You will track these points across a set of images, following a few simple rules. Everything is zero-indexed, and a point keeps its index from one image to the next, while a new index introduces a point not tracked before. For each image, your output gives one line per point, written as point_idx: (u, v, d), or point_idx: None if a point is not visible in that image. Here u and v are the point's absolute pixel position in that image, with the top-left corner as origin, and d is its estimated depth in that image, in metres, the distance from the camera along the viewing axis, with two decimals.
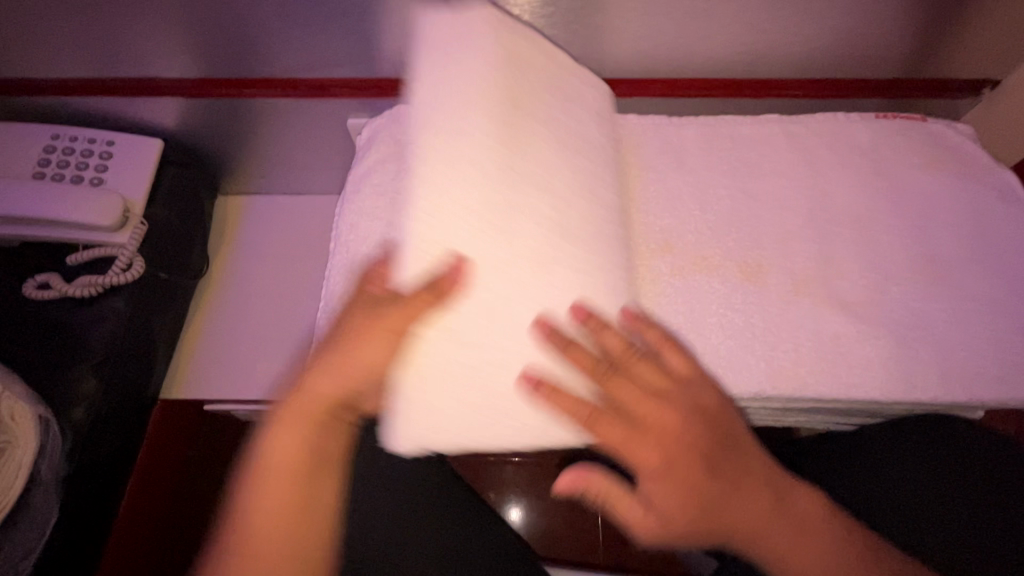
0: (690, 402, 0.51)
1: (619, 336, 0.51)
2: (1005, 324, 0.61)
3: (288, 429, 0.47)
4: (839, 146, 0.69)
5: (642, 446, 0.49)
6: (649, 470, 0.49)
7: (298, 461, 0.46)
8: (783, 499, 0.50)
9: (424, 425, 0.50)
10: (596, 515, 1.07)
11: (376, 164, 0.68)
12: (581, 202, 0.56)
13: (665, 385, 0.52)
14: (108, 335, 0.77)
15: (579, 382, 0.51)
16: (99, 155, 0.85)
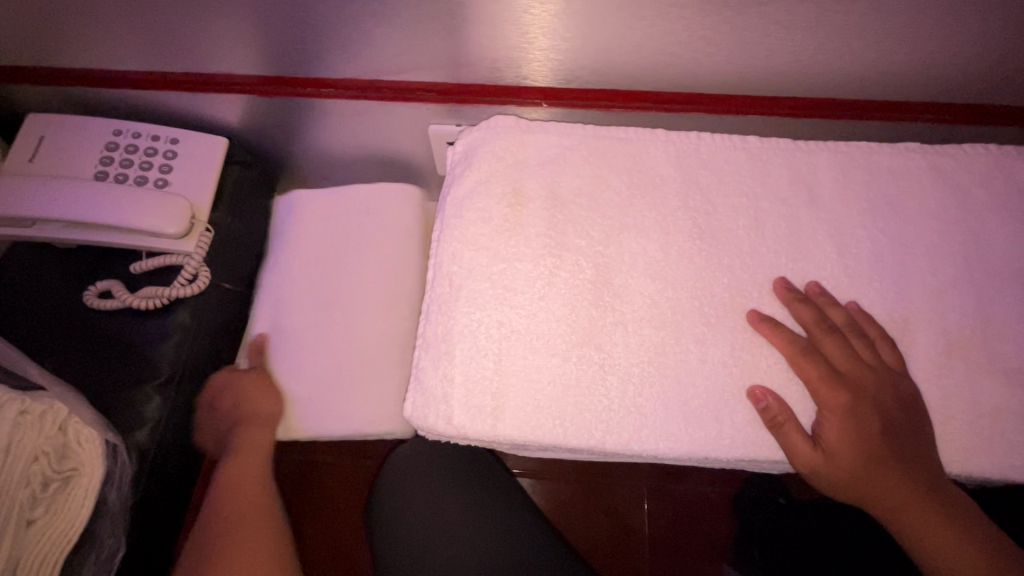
0: (883, 382, 0.54)
1: (818, 312, 0.56)
2: None
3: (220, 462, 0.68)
4: (991, 187, 0.62)
5: (831, 403, 0.54)
6: (836, 406, 0.54)
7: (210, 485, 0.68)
8: (949, 498, 0.53)
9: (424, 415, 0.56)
10: (636, 530, 1.11)
11: (480, 185, 0.62)
12: (530, 268, 0.57)
13: (858, 358, 0.55)
14: (172, 352, 0.73)
15: (785, 345, 0.55)
16: (164, 154, 0.79)
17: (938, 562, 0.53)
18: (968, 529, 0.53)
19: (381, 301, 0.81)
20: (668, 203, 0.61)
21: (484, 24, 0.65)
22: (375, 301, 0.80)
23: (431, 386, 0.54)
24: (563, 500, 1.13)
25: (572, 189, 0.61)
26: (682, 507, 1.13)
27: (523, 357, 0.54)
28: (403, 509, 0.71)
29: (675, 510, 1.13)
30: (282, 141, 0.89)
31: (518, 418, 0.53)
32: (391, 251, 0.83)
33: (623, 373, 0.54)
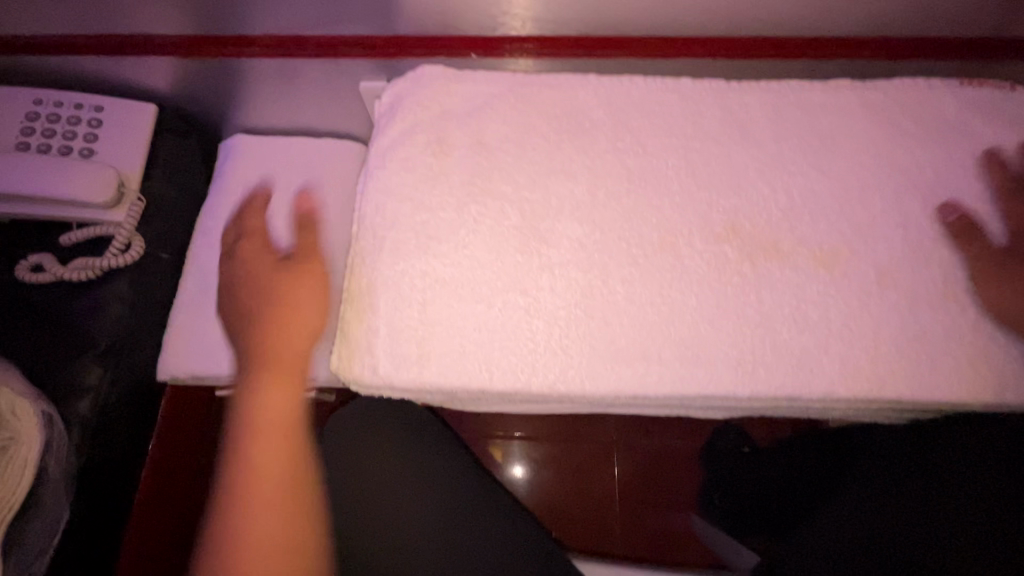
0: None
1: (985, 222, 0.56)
2: None
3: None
4: (920, 118, 0.62)
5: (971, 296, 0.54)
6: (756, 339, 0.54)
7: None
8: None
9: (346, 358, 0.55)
10: (610, 489, 1.14)
11: (403, 136, 0.60)
12: (452, 216, 0.56)
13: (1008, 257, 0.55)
14: (111, 323, 0.72)
15: (705, 281, 0.55)
16: (89, 122, 0.77)
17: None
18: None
19: (323, 254, 0.80)
20: (597, 146, 0.60)
21: None
22: (318, 255, 0.80)
23: (357, 338, 0.54)
24: (538, 461, 1.16)
25: (498, 136, 0.60)
26: (652, 464, 1.15)
27: (447, 305, 0.54)
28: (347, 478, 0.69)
29: (647, 467, 1.15)
30: (216, 106, 0.86)
31: (445, 365, 0.53)
32: (333, 205, 0.83)
33: (548, 318, 0.55)
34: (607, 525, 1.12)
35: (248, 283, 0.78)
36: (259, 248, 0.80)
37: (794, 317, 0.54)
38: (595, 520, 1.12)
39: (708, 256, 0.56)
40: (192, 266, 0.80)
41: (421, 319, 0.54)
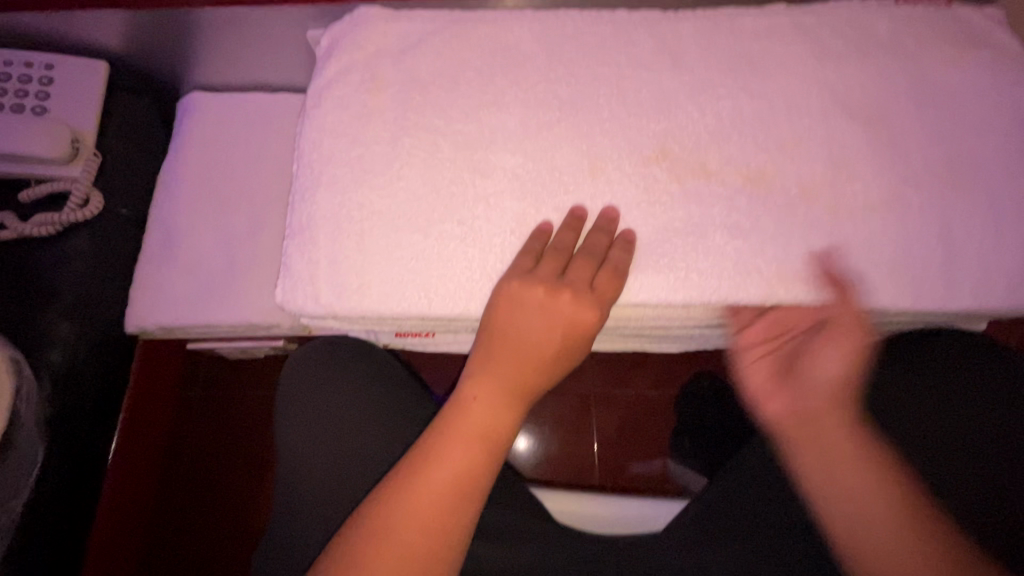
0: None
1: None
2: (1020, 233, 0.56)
3: (495, 392, 0.54)
4: (853, 40, 0.62)
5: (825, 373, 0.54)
6: (686, 257, 0.56)
7: (487, 431, 0.54)
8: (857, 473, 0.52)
9: (292, 288, 0.57)
10: (588, 435, 1.16)
11: (339, 75, 0.61)
12: (389, 149, 0.58)
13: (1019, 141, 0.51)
14: (75, 275, 0.74)
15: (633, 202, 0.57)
16: (39, 80, 0.77)
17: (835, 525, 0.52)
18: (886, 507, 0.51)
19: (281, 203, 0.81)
20: (530, 78, 0.61)
21: None
22: (277, 204, 0.81)
23: (299, 271, 0.57)
24: None
25: (432, 71, 0.61)
26: (627, 411, 1.18)
27: (385, 235, 0.56)
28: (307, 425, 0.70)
29: (622, 414, 1.18)
30: (169, 64, 0.86)
31: (383, 291, 0.55)
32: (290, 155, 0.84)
33: (487, 244, 0.56)
34: (584, 471, 1.14)
35: (210, 234, 0.80)
36: (221, 199, 0.82)
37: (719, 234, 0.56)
38: (572, 466, 1.15)
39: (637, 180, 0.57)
40: (154, 222, 0.81)
41: (362, 249, 0.56)
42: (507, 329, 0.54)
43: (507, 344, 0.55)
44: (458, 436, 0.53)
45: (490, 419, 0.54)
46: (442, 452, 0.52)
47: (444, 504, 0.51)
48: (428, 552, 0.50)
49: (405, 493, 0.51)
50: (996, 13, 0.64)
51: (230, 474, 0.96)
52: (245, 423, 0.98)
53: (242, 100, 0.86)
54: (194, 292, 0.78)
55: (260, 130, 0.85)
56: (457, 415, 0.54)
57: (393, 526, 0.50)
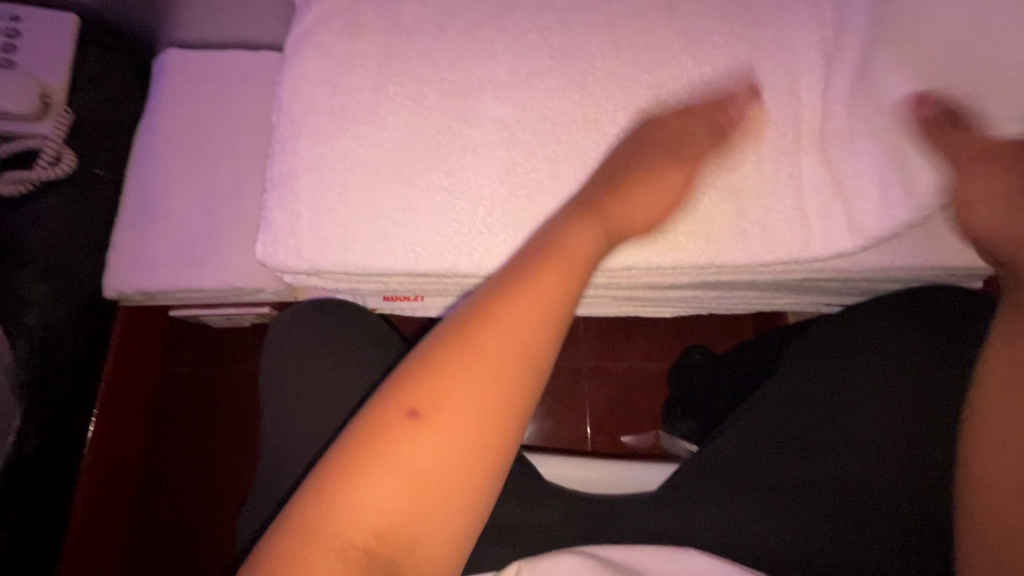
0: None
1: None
2: None
3: (557, 264, 0.44)
4: None
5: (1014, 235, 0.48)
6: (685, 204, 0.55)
7: (552, 308, 0.42)
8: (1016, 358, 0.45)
9: (274, 243, 0.54)
10: (581, 407, 1.16)
11: (320, 21, 0.58)
12: (375, 98, 0.55)
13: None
14: (48, 237, 0.71)
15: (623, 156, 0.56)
16: (5, 34, 0.74)
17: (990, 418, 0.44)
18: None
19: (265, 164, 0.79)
20: (520, 25, 0.58)
21: None
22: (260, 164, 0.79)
23: (280, 225, 0.55)
24: None
25: (417, 17, 0.58)
26: (622, 382, 1.17)
27: (369, 187, 0.54)
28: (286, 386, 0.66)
29: (616, 385, 1.17)
30: (143, 20, 0.83)
31: (368, 244, 0.53)
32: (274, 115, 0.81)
33: (476, 196, 0.54)
34: (576, 441, 1.14)
35: (190, 196, 0.77)
36: (202, 160, 0.79)
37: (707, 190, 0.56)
38: (563, 436, 1.15)
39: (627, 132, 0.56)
40: (132, 184, 0.79)
41: (345, 202, 0.54)
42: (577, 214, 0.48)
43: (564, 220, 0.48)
44: (517, 304, 0.41)
45: (553, 295, 0.43)
46: (497, 320, 0.40)
47: (497, 378, 0.39)
48: (474, 437, 0.38)
49: (451, 363, 0.39)
50: None
51: (219, 444, 0.95)
52: (234, 393, 0.97)
53: (223, 57, 0.83)
54: (174, 256, 0.75)
55: (243, 88, 0.81)
56: (518, 279, 0.42)
57: (433, 401, 0.38)
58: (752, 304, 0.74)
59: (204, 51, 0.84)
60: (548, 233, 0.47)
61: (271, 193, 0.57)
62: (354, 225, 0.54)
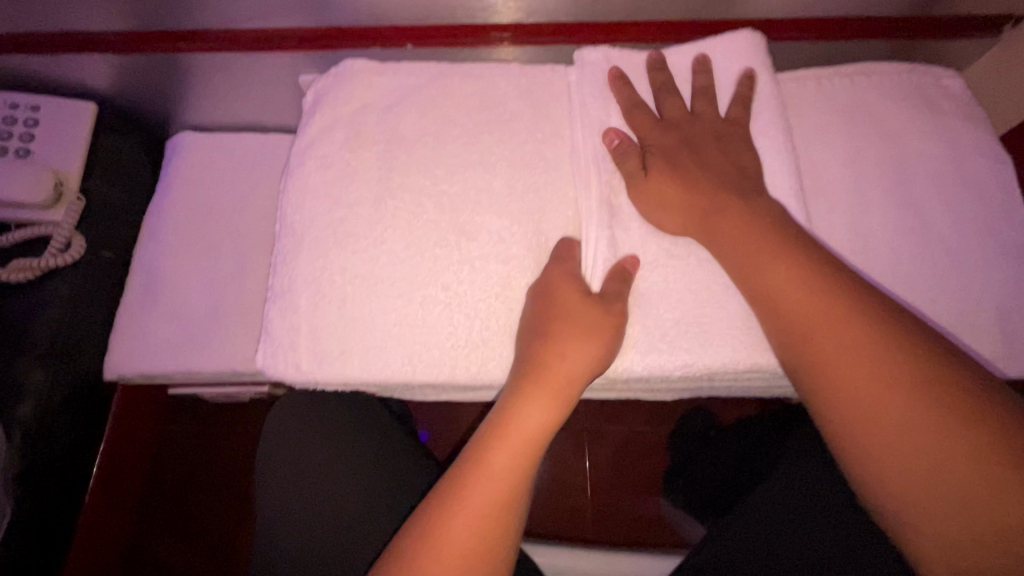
0: (703, 128, 0.57)
1: (674, 96, 0.59)
2: (977, 299, 0.60)
3: (540, 400, 0.49)
4: (826, 111, 0.66)
5: (777, 287, 0.49)
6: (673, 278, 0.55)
7: (532, 442, 0.48)
8: (843, 338, 0.46)
9: (273, 355, 0.55)
10: (583, 477, 1.13)
11: (324, 131, 0.61)
12: (376, 210, 0.57)
13: (682, 134, 0.56)
14: (50, 324, 0.72)
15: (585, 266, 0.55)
16: (23, 122, 0.76)
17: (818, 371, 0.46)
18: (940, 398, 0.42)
19: (269, 245, 0.80)
20: (518, 136, 0.60)
21: None
22: (263, 246, 0.80)
23: (280, 336, 0.56)
24: None
25: (418, 127, 0.60)
26: (624, 452, 1.15)
27: (367, 299, 0.55)
28: (287, 480, 0.67)
29: (617, 455, 1.15)
30: (157, 106, 0.86)
31: (364, 356, 0.54)
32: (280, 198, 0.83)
33: (473, 309, 0.55)
34: (577, 513, 1.11)
35: (193, 279, 0.79)
36: (208, 243, 0.80)
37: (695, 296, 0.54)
38: (564, 507, 1.12)
39: (604, 239, 0.55)
40: (137, 267, 0.80)
41: (344, 314, 0.55)
42: (563, 339, 0.51)
43: (549, 343, 0.51)
44: (496, 446, 0.48)
45: (541, 427, 0.49)
46: (484, 459, 0.47)
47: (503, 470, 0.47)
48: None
49: (441, 513, 0.45)
50: (954, 86, 0.69)
51: (210, 520, 0.93)
52: (229, 465, 0.96)
53: (234, 141, 0.86)
54: (175, 341, 0.76)
55: (254, 172, 0.84)
56: (497, 432, 0.48)
57: (427, 543, 0.44)
58: (755, 395, 0.73)
59: (213, 135, 0.86)
60: (532, 360, 0.51)
61: (271, 300, 0.58)
62: (351, 338, 0.54)
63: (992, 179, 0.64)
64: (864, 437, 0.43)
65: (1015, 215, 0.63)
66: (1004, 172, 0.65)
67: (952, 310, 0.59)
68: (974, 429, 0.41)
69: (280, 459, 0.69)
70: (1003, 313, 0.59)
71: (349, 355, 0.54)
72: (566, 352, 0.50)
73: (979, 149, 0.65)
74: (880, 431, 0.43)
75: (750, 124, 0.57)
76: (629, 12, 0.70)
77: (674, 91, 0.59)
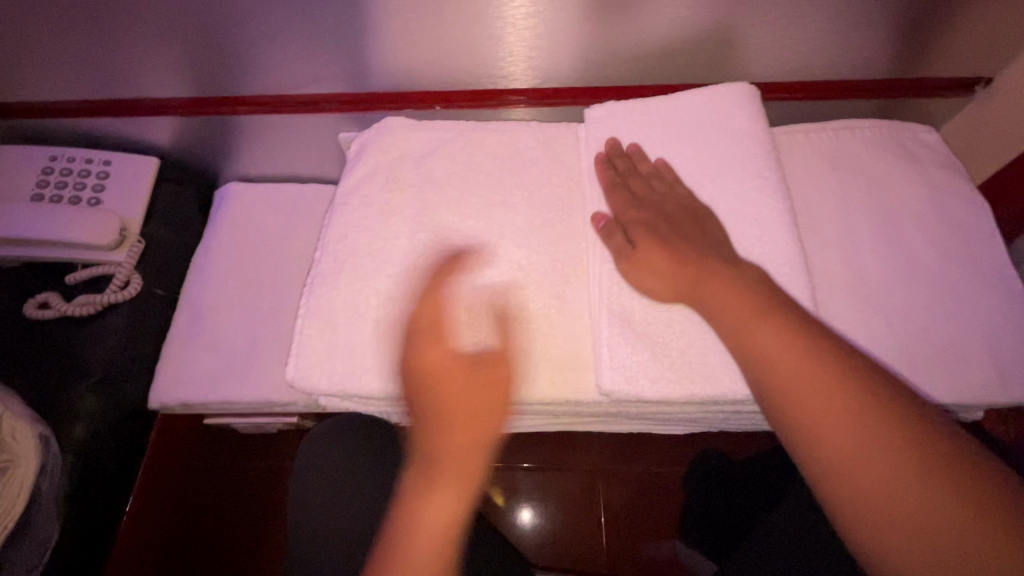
0: (675, 203, 0.62)
1: (642, 177, 0.64)
2: (964, 328, 0.64)
3: (442, 503, 0.47)
4: (815, 158, 0.73)
5: (786, 370, 0.48)
6: (466, 474, 0.49)
7: (446, 534, 0.46)
8: (856, 438, 0.44)
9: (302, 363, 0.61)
10: (598, 513, 1.12)
11: (365, 178, 0.69)
12: (410, 247, 0.64)
13: (659, 213, 0.61)
14: (108, 351, 0.79)
15: (601, 292, 0.60)
16: (96, 174, 0.86)
17: (821, 440, 0.45)
18: (946, 469, 0.42)
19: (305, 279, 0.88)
20: (536, 181, 0.68)
21: (382, 41, 0.74)
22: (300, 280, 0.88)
23: (308, 348, 0.61)
24: (536, 492, 1.13)
25: (447, 173, 0.68)
26: (639, 488, 1.13)
27: (401, 323, 0.61)
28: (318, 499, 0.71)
29: (633, 491, 1.13)
30: (212, 157, 0.96)
31: (395, 374, 0.60)
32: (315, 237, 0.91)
33: (499, 335, 0.61)
34: (591, 552, 1.09)
35: (235, 312, 0.86)
36: (252, 279, 0.88)
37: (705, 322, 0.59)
38: (578, 549, 1.09)
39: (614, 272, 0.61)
40: (185, 301, 0.87)
41: (380, 338, 0.61)
42: (447, 410, 0.51)
43: (438, 449, 0.50)
44: (417, 544, 0.46)
45: (452, 519, 0.47)
46: (405, 553, 0.45)
47: (439, 518, 0.47)
48: None
49: None
50: (933, 136, 0.76)
51: (230, 549, 0.95)
52: (255, 495, 0.99)
53: (278, 188, 0.95)
54: (215, 369, 0.82)
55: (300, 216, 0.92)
56: (398, 530, 0.47)
57: None
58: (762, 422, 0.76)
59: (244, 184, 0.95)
60: (427, 468, 0.49)
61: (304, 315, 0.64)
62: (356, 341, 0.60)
63: (973, 220, 0.70)
64: (841, 459, 0.44)
65: (995, 252, 0.68)
66: (984, 214, 0.70)
67: (942, 335, 0.64)
68: (958, 506, 0.40)
69: (310, 480, 0.73)
70: (990, 341, 0.64)
71: (381, 366, 0.60)
72: (463, 449, 0.49)
73: (958, 192, 0.71)
74: (874, 510, 0.42)
75: (746, 170, 0.64)
76: (635, 74, 0.79)
77: (640, 173, 0.64)
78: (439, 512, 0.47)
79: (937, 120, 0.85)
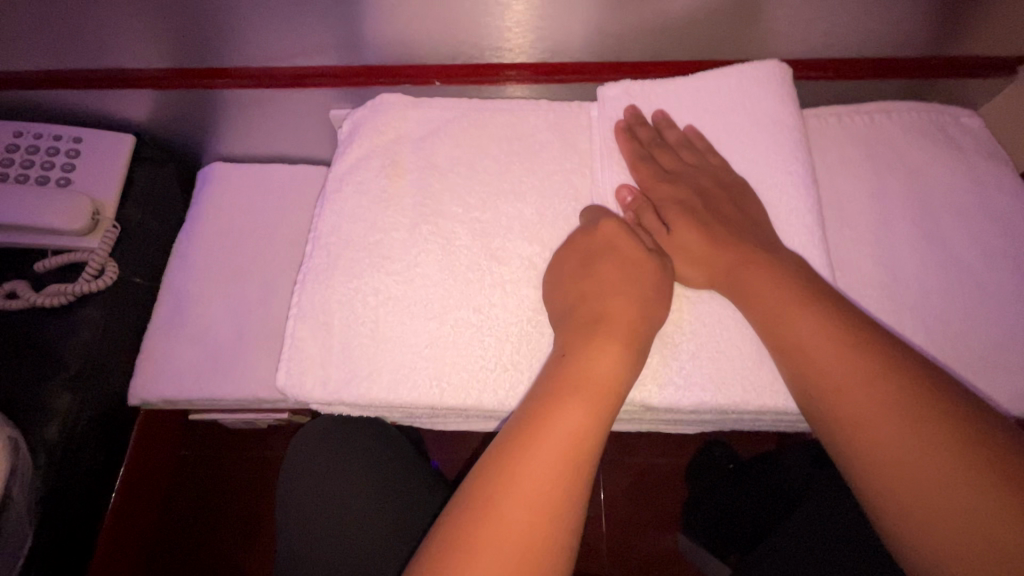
0: (708, 175, 0.57)
1: (669, 147, 0.59)
2: (1006, 331, 0.59)
3: (579, 409, 0.43)
4: (848, 143, 0.67)
5: (810, 343, 0.47)
6: (604, 382, 0.45)
7: (611, 390, 0.45)
8: (878, 404, 0.44)
9: (294, 366, 0.56)
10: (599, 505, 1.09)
11: (359, 162, 0.62)
12: (409, 239, 0.58)
13: (689, 190, 0.56)
14: (83, 344, 0.74)
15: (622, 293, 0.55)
16: (66, 152, 0.79)
17: (843, 410, 0.44)
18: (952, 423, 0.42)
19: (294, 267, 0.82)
20: (546, 167, 0.62)
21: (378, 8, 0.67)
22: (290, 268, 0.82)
23: (299, 350, 0.56)
24: None
25: (450, 158, 0.62)
26: (641, 480, 1.10)
27: (399, 322, 0.56)
28: (311, 500, 0.67)
29: (634, 484, 1.10)
30: (193, 134, 0.89)
31: (392, 379, 0.55)
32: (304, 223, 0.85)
33: (506, 338, 0.56)
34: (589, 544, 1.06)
35: (220, 303, 0.80)
36: (239, 267, 0.82)
37: (730, 325, 0.54)
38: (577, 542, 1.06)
39: None
40: (167, 292, 0.81)
41: (377, 339, 0.56)
42: (619, 308, 0.49)
43: (612, 319, 0.48)
44: (576, 396, 0.44)
45: (612, 370, 0.46)
46: (558, 414, 0.43)
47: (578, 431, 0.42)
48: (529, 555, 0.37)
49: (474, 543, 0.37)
50: (975, 121, 0.70)
51: (219, 542, 0.93)
52: (245, 488, 0.95)
53: (266, 170, 0.88)
54: (200, 365, 0.77)
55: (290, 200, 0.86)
56: (573, 380, 0.45)
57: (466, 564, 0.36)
58: None
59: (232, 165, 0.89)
60: (569, 378, 0.45)
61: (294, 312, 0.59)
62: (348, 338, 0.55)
63: (1017, 213, 0.65)
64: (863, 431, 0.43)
65: None
66: None
67: (982, 339, 0.59)
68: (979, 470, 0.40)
69: (303, 480, 0.68)
70: None
71: (379, 369, 0.55)
72: (610, 353, 0.46)
73: (1000, 183, 0.66)
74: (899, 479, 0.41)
75: (777, 158, 0.58)
76: (653, 49, 0.72)
77: (668, 144, 0.60)
78: (574, 422, 0.42)
79: (972, 105, 0.79)
